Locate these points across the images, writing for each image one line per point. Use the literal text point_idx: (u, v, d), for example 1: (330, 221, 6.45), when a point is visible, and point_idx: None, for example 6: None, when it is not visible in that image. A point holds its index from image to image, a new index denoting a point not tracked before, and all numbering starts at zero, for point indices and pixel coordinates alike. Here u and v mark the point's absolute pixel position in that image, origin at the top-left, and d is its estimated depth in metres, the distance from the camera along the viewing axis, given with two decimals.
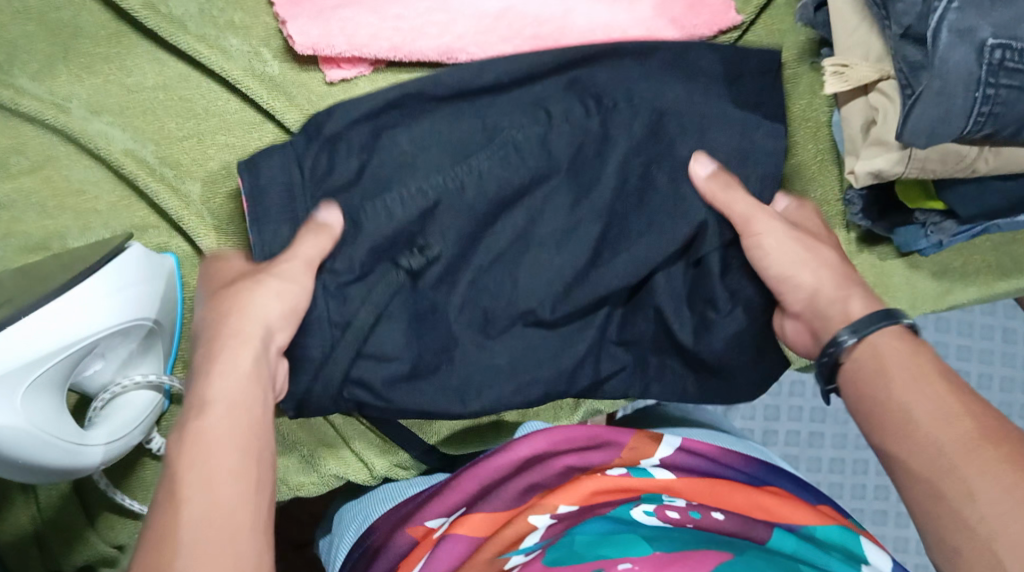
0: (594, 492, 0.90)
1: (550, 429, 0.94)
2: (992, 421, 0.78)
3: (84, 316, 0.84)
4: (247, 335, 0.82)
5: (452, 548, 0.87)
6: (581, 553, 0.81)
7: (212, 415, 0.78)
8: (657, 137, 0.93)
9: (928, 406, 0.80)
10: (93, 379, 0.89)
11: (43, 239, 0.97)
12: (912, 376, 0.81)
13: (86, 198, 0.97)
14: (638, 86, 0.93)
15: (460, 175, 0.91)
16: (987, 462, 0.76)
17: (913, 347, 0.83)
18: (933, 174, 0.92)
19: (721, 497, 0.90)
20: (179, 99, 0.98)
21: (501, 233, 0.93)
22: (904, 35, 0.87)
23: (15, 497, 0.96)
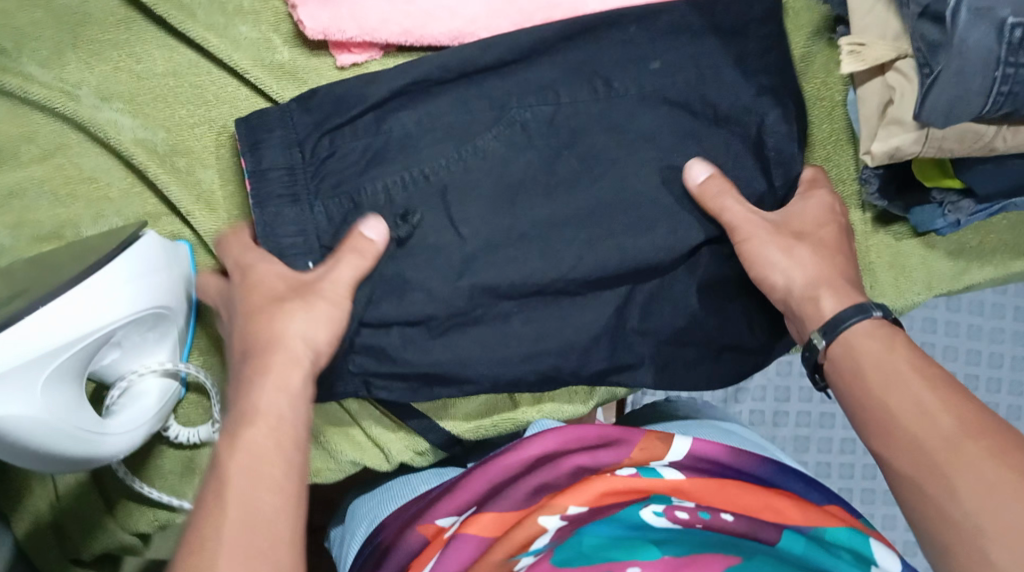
0: (603, 493, 0.89)
1: (562, 428, 0.95)
2: (972, 412, 0.81)
3: (101, 305, 0.84)
4: (292, 347, 0.84)
5: (464, 547, 0.87)
6: (589, 555, 0.81)
7: (258, 423, 0.81)
8: (663, 117, 0.94)
9: (906, 402, 0.82)
10: (111, 369, 0.89)
11: (55, 228, 0.96)
12: (888, 375, 0.84)
13: (98, 186, 0.97)
14: (650, 65, 0.94)
15: (464, 166, 0.92)
16: (972, 456, 0.78)
17: (887, 343, 0.85)
18: (950, 153, 0.91)
19: (730, 497, 0.90)
20: (190, 86, 0.98)
21: (514, 217, 0.92)
22: (923, 13, 0.86)
23: (33, 486, 0.96)
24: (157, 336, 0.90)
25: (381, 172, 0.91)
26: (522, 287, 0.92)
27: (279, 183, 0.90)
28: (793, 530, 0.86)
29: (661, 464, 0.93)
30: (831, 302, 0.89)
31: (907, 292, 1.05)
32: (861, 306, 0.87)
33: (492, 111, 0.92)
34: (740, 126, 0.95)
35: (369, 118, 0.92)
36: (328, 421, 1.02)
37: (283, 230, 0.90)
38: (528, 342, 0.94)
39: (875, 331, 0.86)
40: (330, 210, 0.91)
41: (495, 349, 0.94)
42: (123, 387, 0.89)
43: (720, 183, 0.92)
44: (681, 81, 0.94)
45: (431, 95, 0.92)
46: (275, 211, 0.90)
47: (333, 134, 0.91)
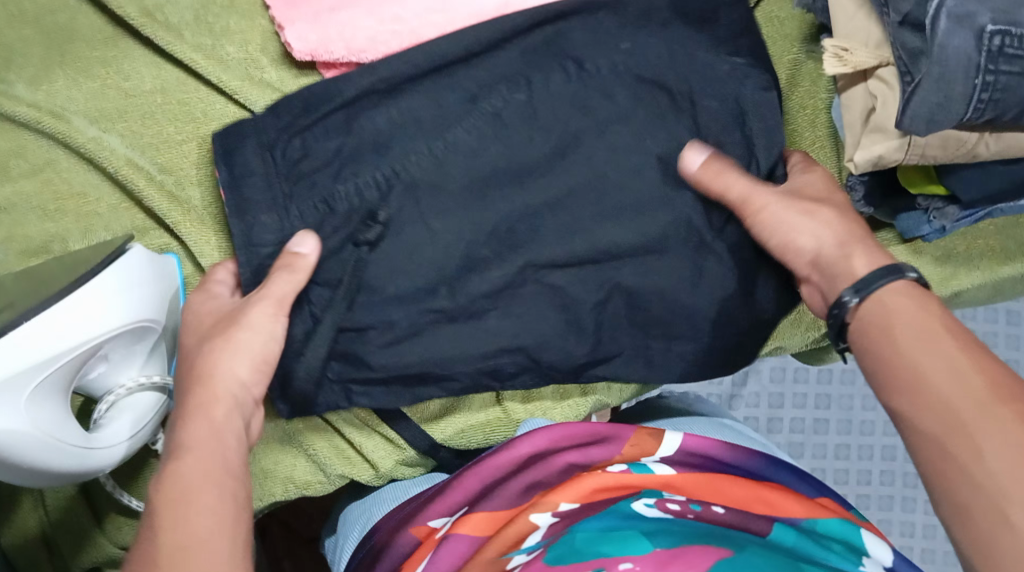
0: (595, 489, 0.90)
1: (552, 426, 0.94)
2: (1004, 379, 0.79)
3: (87, 320, 0.84)
4: (211, 384, 0.83)
5: (455, 547, 0.88)
6: (580, 550, 0.82)
7: (183, 455, 0.80)
8: (643, 130, 0.93)
9: (943, 365, 0.80)
10: (98, 382, 0.89)
11: (43, 242, 0.96)
12: (921, 332, 0.81)
13: (87, 201, 0.97)
14: (620, 45, 0.94)
15: (436, 163, 0.91)
16: (1000, 422, 0.77)
17: (923, 303, 0.83)
18: (933, 160, 0.91)
19: (721, 491, 0.91)
20: (177, 103, 0.98)
21: (495, 217, 0.92)
22: (903, 22, 0.87)
23: (22, 500, 0.96)
24: (146, 349, 0.90)
25: (354, 166, 0.91)
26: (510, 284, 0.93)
27: (258, 189, 0.90)
28: (784, 523, 0.87)
29: (653, 460, 0.94)
30: (865, 261, 0.86)
31: None
32: (896, 267, 0.84)
33: (463, 108, 0.92)
34: (724, 142, 0.96)
35: (340, 120, 0.92)
36: (318, 436, 1.02)
37: (266, 234, 0.89)
38: (520, 336, 0.94)
39: (907, 289, 0.84)
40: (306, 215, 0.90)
41: (465, 342, 0.93)
42: (111, 400, 0.89)
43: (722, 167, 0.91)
44: (669, 101, 0.94)
45: (403, 91, 0.92)
46: (253, 219, 0.89)
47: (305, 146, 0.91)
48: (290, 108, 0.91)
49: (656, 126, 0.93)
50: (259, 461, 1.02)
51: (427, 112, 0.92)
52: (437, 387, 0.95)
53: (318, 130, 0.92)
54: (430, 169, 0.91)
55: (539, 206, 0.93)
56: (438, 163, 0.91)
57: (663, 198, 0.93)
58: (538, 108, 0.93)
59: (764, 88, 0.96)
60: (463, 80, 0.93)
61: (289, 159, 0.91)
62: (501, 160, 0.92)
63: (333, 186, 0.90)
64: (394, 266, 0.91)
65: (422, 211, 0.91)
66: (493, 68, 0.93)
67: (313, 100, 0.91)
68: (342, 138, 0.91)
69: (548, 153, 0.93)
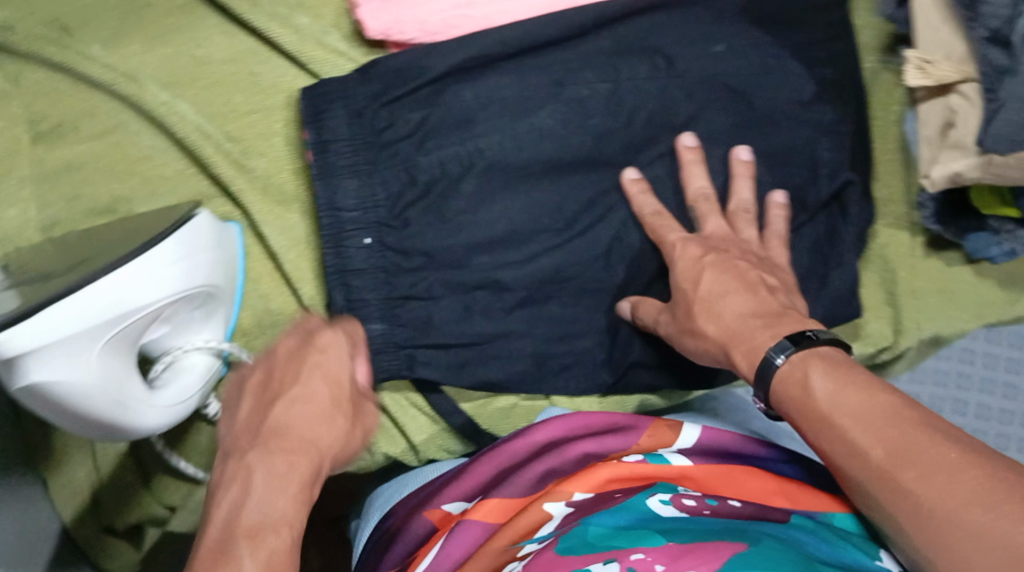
0: (609, 479, 0.90)
1: (569, 415, 0.95)
2: (897, 434, 0.78)
3: (159, 279, 0.84)
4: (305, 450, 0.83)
5: (467, 533, 0.87)
6: (592, 543, 0.80)
7: (263, 529, 0.79)
8: (715, 129, 0.95)
9: (840, 438, 0.80)
10: (157, 343, 0.89)
11: (110, 202, 0.96)
12: (814, 421, 0.81)
13: (154, 164, 0.98)
14: (714, 47, 0.95)
15: (517, 144, 0.94)
16: (924, 461, 0.77)
17: (804, 387, 0.82)
18: (1012, 181, 0.87)
19: (739, 482, 0.91)
20: (248, 74, 0.99)
21: (560, 194, 0.95)
22: (990, 37, 0.85)
23: (73, 453, 0.97)
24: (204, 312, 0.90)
25: (434, 135, 0.94)
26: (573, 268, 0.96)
27: (343, 154, 0.93)
28: (802, 515, 0.88)
29: (671, 450, 0.93)
30: (743, 359, 0.86)
31: (956, 318, 1.01)
32: (762, 366, 0.84)
33: (549, 88, 0.95)
34: (785, 155, 0.96)
35: (427, 93, 0.95)
36: None
37: (349, 199, 0.93)
38: (568, 322, 0.97)
39: (792, 374, 0.83)
40: (389, 183, 0.94)
41: (532, 327, 0.96)
42: (168, 361, 0.89)
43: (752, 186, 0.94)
44: (744, 108, 0.95)
45: (491, 67, 0.95)
46: (336, 182, 0.93)
47: (389, 126, 0.94)
48: (383, 78, 0.94)
49: (740, 130, 0.95)
50: None
51: (506, 91, 0.94)
52: (492, 364, 0.96)
53: (405, 101, 0.94)
54: (509, 150, 0.94)
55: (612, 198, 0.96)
56: (511, 144, 0.94)
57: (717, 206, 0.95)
58: (623, 99, 0.94)
59: (839, 99, 0.97)
60: (551, 62, 0.95)
61: (373, 134, 0.94)
62: (573, 158, 0.95)
63: (420, 155, 0.94)
64: (464, 241, 0.94)
65: (497, 192, 0.95)
66: (572, 54, 0.95)
67: (402, 72, 0.94)
68: (425, 110, 0.94)
69: (614, 149, 0.95)
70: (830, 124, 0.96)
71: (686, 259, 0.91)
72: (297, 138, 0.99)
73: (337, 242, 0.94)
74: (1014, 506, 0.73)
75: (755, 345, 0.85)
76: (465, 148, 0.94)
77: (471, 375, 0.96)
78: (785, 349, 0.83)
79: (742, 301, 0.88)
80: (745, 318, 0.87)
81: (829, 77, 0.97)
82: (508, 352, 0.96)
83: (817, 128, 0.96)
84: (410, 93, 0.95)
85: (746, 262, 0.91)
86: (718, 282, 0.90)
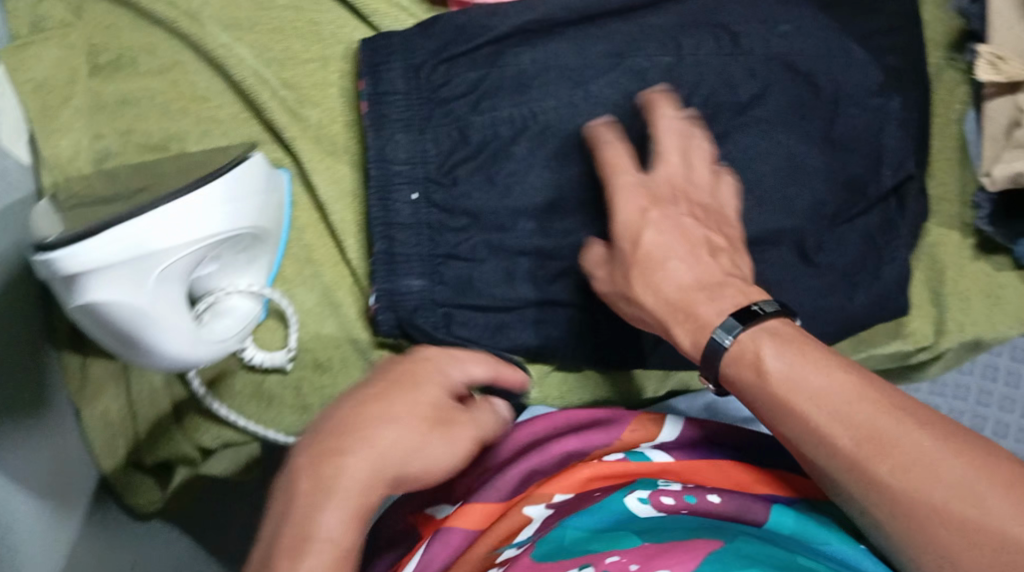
0: (590, 478, 0.89)
1: (549, 416, 0.97)
2: (867, 419, 0.75)
3: (223, 212, 0.85)
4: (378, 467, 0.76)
5: (449, 539, 0.86)
6: (568, 548, 0.79)
7: (312, 543, 0.73)
8: (780, 105, 0.93)
9: (806, 428, 0.76)
10: (205, 281, 0.89)
11: (162, 139, 0.97)
12: (773, 404, 0.77)
13: (208, 104, 0.98)
14: (780, 29, 0.94)
15: (571, 111, 0.93)
16: (908, 451, 0.74)
17: (756, 369, 0.78)
18: None
19: (722, 473, 0.90)
20: (308, 22, 0.99)
21: None
22: None
23: (107, 387, 0.97)
24: (252, 255, 0.91)
25: (489, 96, 0.94)
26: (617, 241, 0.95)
27: (398, 107, 0.94)
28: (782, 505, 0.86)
29: (649, 447, 0.94)
30: (687, 335, 0.81)
31: (1000, 324, 0.99)
32: (710, 348, 0.80)
33: (609, 58, 0.94)
34: (845, 144, 0.94)
35: (487, 55, 0.95)
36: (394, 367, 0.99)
37: (399, 152, 0.94)
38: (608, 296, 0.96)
39: (744, 353, 0.79)
40: (441, 139, 0.94)
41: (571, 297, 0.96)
42: (212, 300, 0.90)
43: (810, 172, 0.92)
44: (807, 91, 0.94)
45: (552, 33, 0.95)
46: (389, 136, 0.94)
47: (448, 82, 0.94)
48: (444, 34, 0.94)
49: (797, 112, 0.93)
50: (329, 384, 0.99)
51: (566, 59, 0.94)
52: (527, 329, 0.97)
53: (463, 60, 0.94)
54: (565, 117, 0.93)
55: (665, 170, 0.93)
56: (565, 111, 0.93)
57: None
58: (681, 74, 0.93)
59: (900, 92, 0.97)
60: (612, 32, 0.95)
61: (430, 89, 0.94)
62: (627, 129, 0.94)
63: (475, 115, 0.94)
64: (510, 206, 0.95)
65: (548, 159, 0.94)
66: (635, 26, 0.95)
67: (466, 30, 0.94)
68: (483, 71, 0.94)
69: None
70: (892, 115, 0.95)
71: (628, 212, 0.84)
72: (352, 90, 0.99)
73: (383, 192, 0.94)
74: (999, 498, 0.72)
75: (699, 321, 0.81)
76: (519, 111, 0.94)
77: (507, 338, 0.96)
78: (731, 328, 0.79)
79: (685, 269, 0.83)
80: (687, 289, 0.82)
81: (890, 71, 0.97)
82: (546, 318, 0.97)
83: (877, 122, 0.95)
84: (469, 53, 0.95)
85: (692, 216, 0.85)
86: (657, 243, 0.83)
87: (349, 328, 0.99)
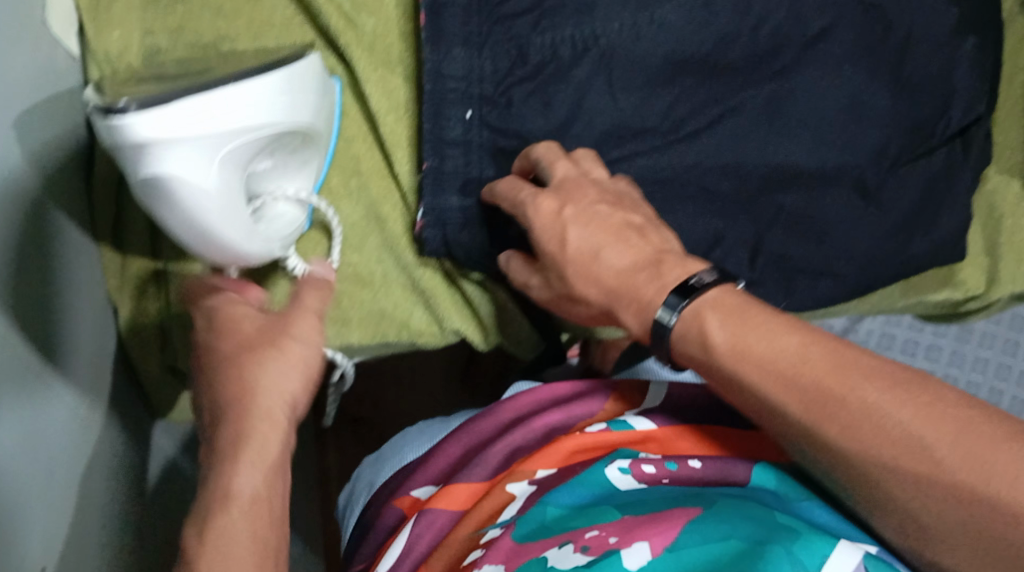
0: (573, 451, 0.92)
1: (535, 389, 1.00)
2: (812, 383, 0.77)
3: (288, 105, 0.83)
4: (265, 408, 0.78)
5: (434, 519, 0.89)
6: (551, 526, 0.83)
7: (233, 506, 0.75)
8: (842, 47, 0.92)
9: (763, 401, 0.78)
10: (256, 180, 0.87)
11: (212, 40, 0.95)
12: (718, 376, 0.80)
13: (262, 7, 0.95)
14: None
15: (636, 34, 0.90)
16: (859, 405, 0.75)
17: (701, 343, 0.80)
18: None
19: (700, 443, 0.92)
20: None
21: (672, 95, 0.92)
22: None
23: (149, 289, 0.97)
24: (303, 159, 0.90)
25: (551, 15, 0.90)
26: (675, 173, 0.93)
27: (457, 20, 0.90)
28: (763, 466, 0.88)
29: (632, 412, 0.95)
30: (633, 320, 0.83)
31: None
32: (654, 329, 0.82)
33: None
34: (911, 87, 0.93)
35: None
36: (438, 285, 1.01)
37: (455, 67, 0.90)
38: None
39: (688, 329, 0.81)
40: (498, 58, 0.91)
41: None
42: (260, 202, 0.88)
43: (870, 114, 0.92)
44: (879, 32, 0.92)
45: None
46: (445, 50, 0.90)
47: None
48: None
49: (864, 57, 0.92)
50: (377, 302, 1.00)
51: None
52: None
53: None
54: (628, 41, 0.91)
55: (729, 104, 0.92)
56: (630, 34, 0.90)
57: (830, 128, 0.92)
58: (753, 3, 0.91)
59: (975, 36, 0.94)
60: None
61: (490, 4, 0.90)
62: (692, 56, 0.91)
63: (532, 34, 0.91)
64: (564, 130, 0.92)
65: (610, 83, 0.91)
66: None
67: None
68: None
69: (736, 54, 0.91)
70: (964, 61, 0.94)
71: (545, 218, 0.86)
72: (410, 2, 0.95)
73: (437, 111, 0.91)
74: (948, 427, 0.74)
75: (641, 302, 0.82)
76: (583, 32, 0.90)
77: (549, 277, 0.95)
78: (672, 307, 0.80)
79: (621, 254, 0.84)
80: (624, 273, 0.83)
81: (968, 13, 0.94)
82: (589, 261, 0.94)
83: (946, 67, 0.93)
84: None
85: (607, 204, 0.86)
86: (585, 237, 0.85)
87: (394, 244, 0.99)
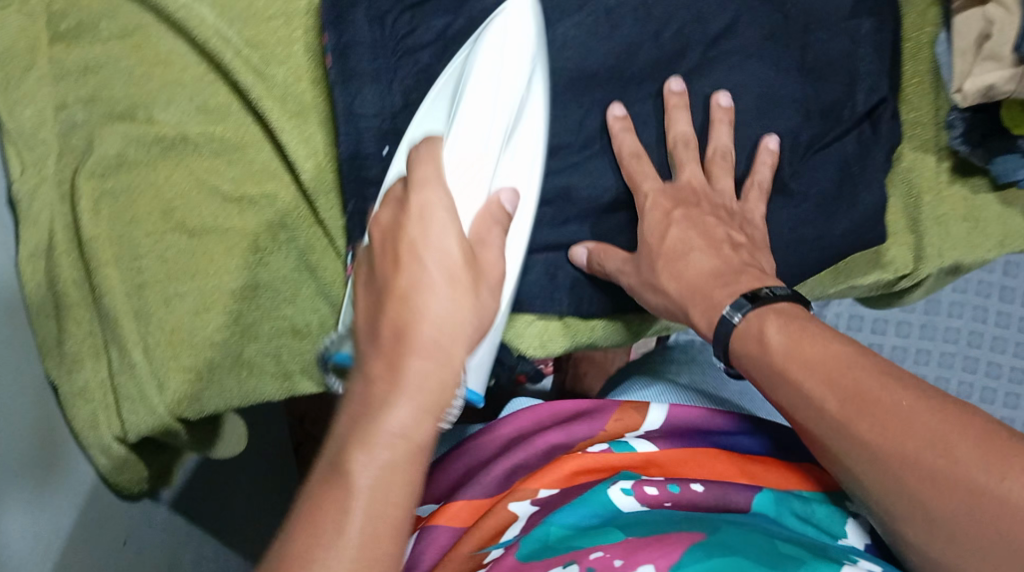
0: (575, 471, 0.91)
1: (535, 406, 0.99)
2: (852, 382, 0.78)
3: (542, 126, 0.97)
4: (437, 332, 0.77)
5: (436, 539, 0.89)
6: (554, 546, 0.83)
7: (375, 452, 0.74)
8: (744, 43, 0.95)
9: (795, 397, 0.80)
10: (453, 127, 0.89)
11: (128, 107, 0.95)
12: (768, 371, 0.82)
13: (173, 69, 0.96)
14: None
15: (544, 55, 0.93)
16: (896, 401, 0.76)
17: (758, 342, 0.83)
18: None
19: (703, 464, 0.92)
20: None
21: (583, 109, 0.94)
22: None
23: (85, 360, 0.95)
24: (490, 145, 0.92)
25: (452, 45, 0.95)
26: (596, 190, 0.95)
27: (365, 59, 0.93)
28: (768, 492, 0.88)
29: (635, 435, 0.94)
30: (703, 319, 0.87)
31: (978, 248, 1.01)
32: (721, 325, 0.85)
33: None
34: (816, 75, 0.96)
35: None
36: None
37: (366, 106, 0.94)
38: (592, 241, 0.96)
39: (748, 330, 0.83)
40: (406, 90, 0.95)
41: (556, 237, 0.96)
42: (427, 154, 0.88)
43: (778, 104, 0.95)
44: (778, 25, 0.95)
45: None
46: (356, 89, 0.93)
47: (410, 34, 0.94)
48: None
49: (766, 51, 0.95)
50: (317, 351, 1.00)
51: None
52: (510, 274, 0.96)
53: (428, 9, 0.95)
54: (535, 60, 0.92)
55: (637, 111, 0.94)
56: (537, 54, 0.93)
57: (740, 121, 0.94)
58: (652, 10, 0.94)
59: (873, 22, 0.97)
60: None
61: (394, 39, 0.94)
62: (596, 71, 0.94)
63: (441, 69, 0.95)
64: None
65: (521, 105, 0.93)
66: None
67: None
68: (450, 18, 0.95)
69: (641, 62, 0.94)
70: (865, 46, 0.96)
71: (655, 215, 0.91)
72: (317, 47, 0.98)
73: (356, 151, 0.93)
74: (966, 447, 0.74)
75: (712, 301, 0.86)
76: None
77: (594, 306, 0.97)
78: (741, 307, 0.84)
79: (706, 259, 0.88)
80: (709, 277, 0.87)
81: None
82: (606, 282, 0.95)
83: (851, 49, 0.96)
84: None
85: (716, 218, 0.91)
86: (684, 238, 0.90)
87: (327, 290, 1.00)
